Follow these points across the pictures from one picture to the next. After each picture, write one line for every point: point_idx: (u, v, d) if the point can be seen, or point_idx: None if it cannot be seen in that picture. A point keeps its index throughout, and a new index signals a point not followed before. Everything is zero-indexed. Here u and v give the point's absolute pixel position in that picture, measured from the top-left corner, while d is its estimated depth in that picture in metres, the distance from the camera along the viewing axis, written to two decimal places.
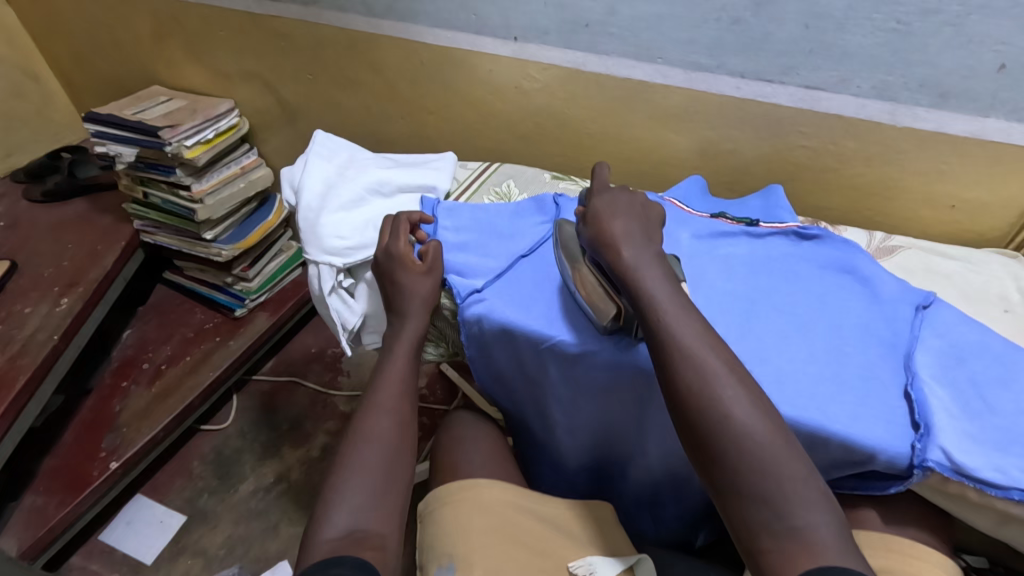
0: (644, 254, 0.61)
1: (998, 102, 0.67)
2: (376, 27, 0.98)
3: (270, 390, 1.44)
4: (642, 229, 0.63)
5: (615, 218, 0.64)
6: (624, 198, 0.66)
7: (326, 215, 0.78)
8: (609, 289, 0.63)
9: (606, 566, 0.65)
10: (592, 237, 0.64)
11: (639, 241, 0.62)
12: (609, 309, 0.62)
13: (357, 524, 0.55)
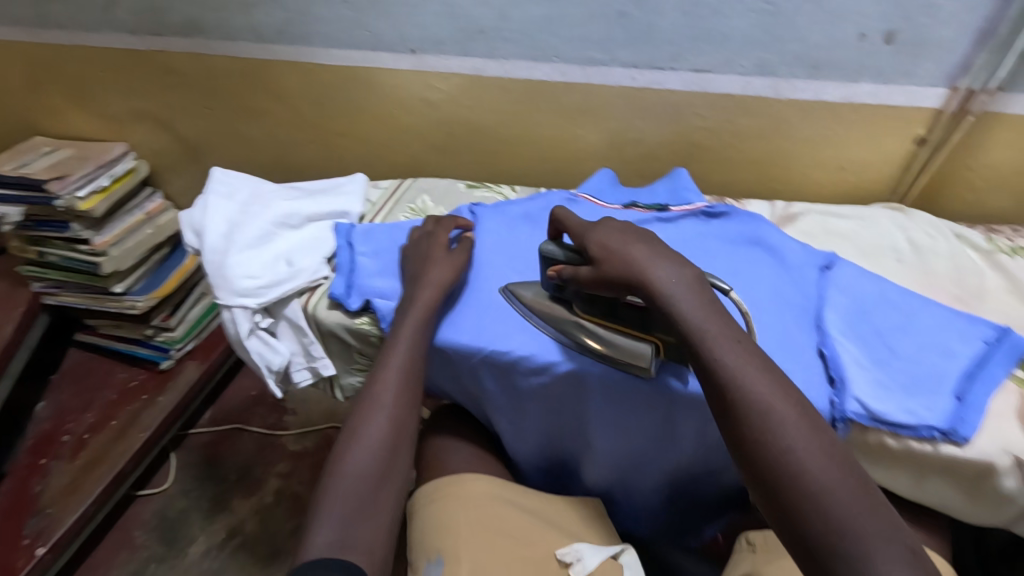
0: (678, 275, 0.54)
1: (865, 68, 0.72)
2: (268, 53, 0.95)
3: (211, 441, 1.36)
4: (661, 246, 0.57)
5: (631, 245, 0.56)
6: (618, 227, 0.58)
7: (233, 256, 0.74)
8: (633, 330, 0.59)
9: (595, 554, 0.62)
10: (611, 273, 0.56)
11: (668, 263, 0.55)
12: (643, 348, 0.59)
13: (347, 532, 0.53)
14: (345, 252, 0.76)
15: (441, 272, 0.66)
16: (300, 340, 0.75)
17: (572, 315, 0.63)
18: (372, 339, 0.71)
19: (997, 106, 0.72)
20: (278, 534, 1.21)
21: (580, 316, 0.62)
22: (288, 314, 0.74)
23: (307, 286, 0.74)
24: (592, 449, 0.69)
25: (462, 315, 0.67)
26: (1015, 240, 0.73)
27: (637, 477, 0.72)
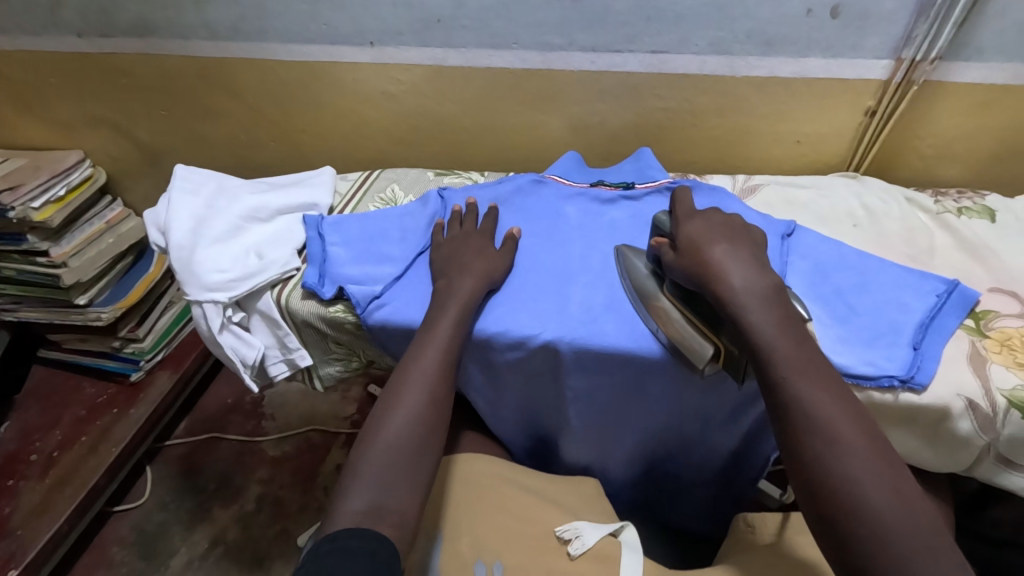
0: (754, 282, 0.55)
1: (813, 42, 0.75)
2: (225, 50, 0.94)
3: (188, 452, 1.33)
4: (746, 253, 0.58)
5: (714, 244, 0.58)
6: (716, 223, 0.60)
7: (201, 251, 0.73)
8: (703, 325, 0.58)
9: (593, 531, 0.60)
10: (686, 269, 0.58)
11: (747, 270, 0.56)
12: (707, 351, 0.57)
13: (377, 500, 0.52)
14: (316, 243, 0.76)
15: (479, 263, 0.67)
16: (275, 333, 0.75)
17: (658, 290, 0.63)
18: (347, 326, 0.71)
19: (938, 74, 0.75)
20: (262, 540, 1.19)
21: (666, 294, 0.62)
22: (261, 307, 0.73)
23: (279, 278, 0.73)
24: (570, 422, 0.70)
25: (508, 297, 0.67)
26: (961, 200, 0.76)
27: (615, 449, 0.73)
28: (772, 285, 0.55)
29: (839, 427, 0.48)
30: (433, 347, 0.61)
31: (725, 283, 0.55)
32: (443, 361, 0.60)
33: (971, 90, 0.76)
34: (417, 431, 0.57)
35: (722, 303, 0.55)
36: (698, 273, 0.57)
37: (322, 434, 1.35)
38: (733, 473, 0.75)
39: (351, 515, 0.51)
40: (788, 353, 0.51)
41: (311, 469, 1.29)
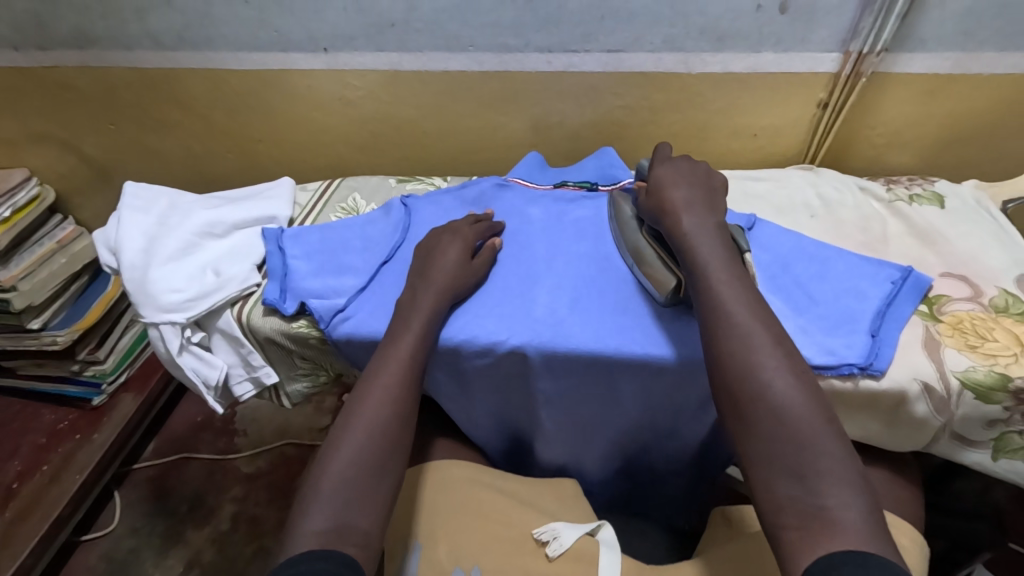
0: (704, 221, 0.59)
1: (764, 37, 0.76)
2: (172, 60, 0.91)
3: (158, 474, 1.30)
4: (702, 196, 0.62)
5: (677, 187, 0.63)
6: (686, 167, 0.65)
7: (154, 271, 0.71)
8: (666, 258, 0.63)
9: (571, 531, 0.59)
10: (651, 205, 0.63)
11: (699, 210, 0.60)
12: (669, 280, 0.62)
13: (338, 518, 0.51)
14: (276, 257, 0.74)
15: (456, 263, 0.66)
16: (238, 351, 0.73)
17: (637, 234, 0.68)
18: (312, 342, 0.70)
19: (885, 65, 0.77)
20: (239, 559, 1.16)
21: (643, 236, 0.67)
22: (221, 326, 0.71)
23: (240, 295, 0.71)
24: (541, 425, 0.70)
25: (473, 305, 0.66)
26: (912, 187, 0.79)
27: (588, 449, 0.74)
28: (729, 262, 0.56)
29: (786, 397, 0.47)
30: (394, 361, 0.59)
31: (675, 216, 0.60)
32: (408, 374, 0.59)
33: (917, 80, 0.78)
34: (373, 445, 0.55)
35: (672, 233, 0.59)
36: (656, 209, 0.62)
37: (297, 447, 1.32)
38: (707, 462, 0.75)
39: (310, 535, 0.50)
40: (742, 324, 0.51)
41: (287, 484, 1.27)
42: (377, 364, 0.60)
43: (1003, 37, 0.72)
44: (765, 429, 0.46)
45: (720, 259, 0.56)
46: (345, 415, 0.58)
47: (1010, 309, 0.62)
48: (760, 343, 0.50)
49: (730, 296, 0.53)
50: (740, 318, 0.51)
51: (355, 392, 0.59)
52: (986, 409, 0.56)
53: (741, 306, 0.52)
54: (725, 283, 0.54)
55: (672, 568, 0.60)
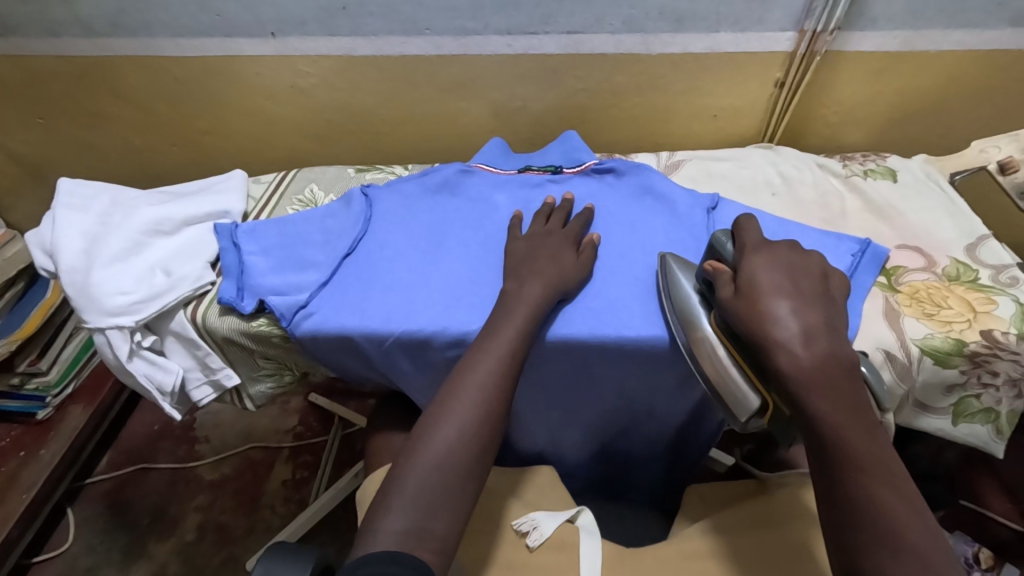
0: (828, 352, 0.47)
1: (721, 17, 0.76)
2: (106, 48, 0.85)
3: (114, 487, 1.23)
4: (819, 313, 0.49)
5: (777, 294, 0.50)
6: (788, 264, 0.52)
7: (98, 273, 0.66)
8: (750, 373, 0.50)
9: (551, 519, 0.59)
10: (740, 310, 0.50)
11: (819, 332, 0.47)
12: (752, 401, 0.50)
13: (418, 522, 0.47)
14: (231, 254, 0.71)
15: (552, 264, 0.62)
16: (194, 354, 0.69)
17: (705, 321, 0.55)
18: (274, 340, 0.67)
19: (838, 44, 0.79)
20: (207, 569, 1.12)
21: (712, 324, 0.54)
22: (175, 328, 0.68)
23: (193, 295, 0.68)
24: (518, 412, 0.70)
25: (442, 295, 0.65)
26: (866, 163, 0.80)
27: (567, 433, 0.73)
28: (870, 436, 0.44)
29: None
30: (490, 358, 0.55)
31: (788, 351, 0.46)
32: (502, 373, 0.54)
33: (867, 58, 0.80)
34: (459, 455, 0.51)
35: (784, 374, 0.46)
36: (749, 318, 0.49)
37: (263, 451, 1.27)
38: (684, 441, 0.75)
39: (388, 535, 0.47)
40: (906, 542, 0.39)
41: (253, 490, 1.22)
42: (471, 357, 0.56)
43: (946, 16, 0.74)
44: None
45: (864, 436, 0.43)
46: (432, 412, 0.53)
47: (962, 277, 0.65)
48: (925, 571, 0.38)
49: (886, 496, 0.41)
50: (902, 533, 0.40)
51: (449, 382, 0.55)
52: (944, 374, 0.58)
53: (896, 509, 0.41)
54: (875, 474, 0.42)
55: (652, 549, 0.60)
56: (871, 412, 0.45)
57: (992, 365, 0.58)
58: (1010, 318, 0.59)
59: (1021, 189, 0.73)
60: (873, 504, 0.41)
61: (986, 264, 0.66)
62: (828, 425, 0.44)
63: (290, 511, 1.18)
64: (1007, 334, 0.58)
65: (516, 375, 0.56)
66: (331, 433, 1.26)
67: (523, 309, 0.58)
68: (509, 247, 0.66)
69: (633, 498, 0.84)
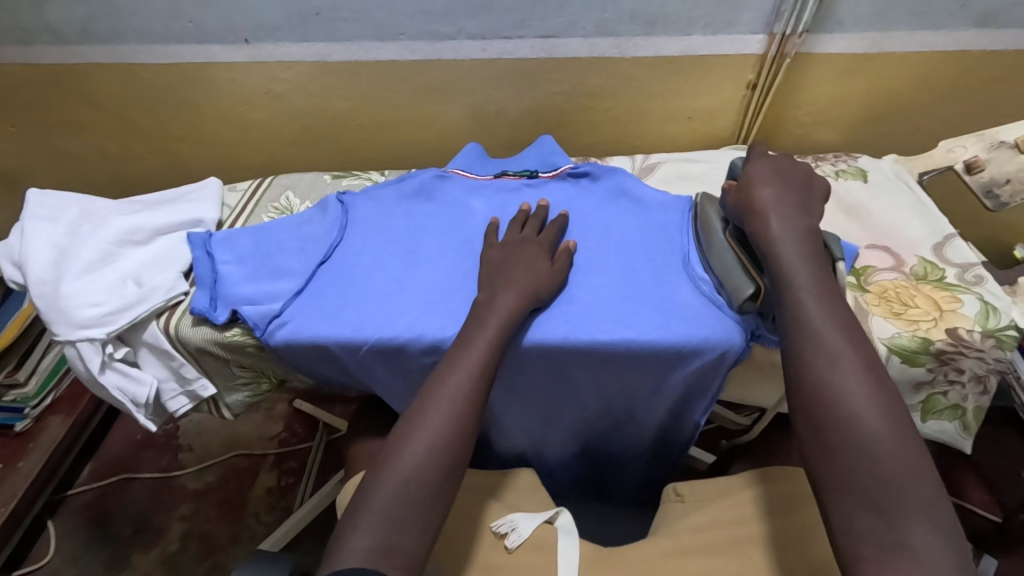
0: (797, 225, 0.57)
1: (693, 20, 0.76)
2: (78, 55, 0.84)
3: (96, 498, 1.22)
4: (795, 198, 0.59)
5: (766, 186, 0.60)
6: (782, 168, 0.62)
7: (67, 285, 0.66)
8: (749, 265, 0.60)
9: (529, 520, 0.60)
10: (735, 200, 0.60)
11: (791, 213, 0.58)
12: (746, 287, 0.59)
13: (385, 539, 0.48)
14: (205, 263, 0.70)
15: (525, 271, 0.62)
16: (168, 365, 0.69)
17: (717, 228, 0.64)
18: (249, 350, 0.66)
19: (808, 46, 0.80)
20: None
21: (724, 236, 0.63)
22: (148, 340, 0.67)
23: (166, 305, 0.67)
24: (496, 416, 0.70)
25: (417, 302, 0.65)
26: (838, 163, 0.81)
27: (546, 436, 0.74)
28: (820, 277, 0.54)
29: (874, 430, 0.45)
30: (462, 372, 0.55)
31: (765, 220, 0.57)
32: (473, 388, 0.54)
33: (838, 59, 0.81)
34: (429, 470, 0.51)
35: (760, 233, 0.57)
36: (740, 203, 0.59)
37: (248, 458, 1.27)
38: (664, 440, 0.76)
39: (354, 552, 0.47)
40: (834, 347, 0.49)
41: (237, 498, 1.21)
42: (444, 370, 0.55)
43: (912, 17, 0.75)
44: (847, 454, 0.45)
45: (814, 275, 0.53)
46: (404, 426, 0.53)
47: (929, 276, 0.66)
48: (847, 367, 0.48)
49: (823, 317, 0.51)
50: (832, 342, 0.50)
51: (421, 396, 0.55)
52: (913, 372, 0.59)
53: (830, 327, 0.51)
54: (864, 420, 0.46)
55: (630, 548, 0.60)
56: (829, 266, 0.56)
57: (957, 362, 0.59)
58: (975, 316, 0.60)
59: (986, 188, 0.74)
60: (812, 320, 0.51)
61: (953, 262, 0.67)
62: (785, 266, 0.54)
63: (276, 519, 1.18)
64: (972, 332, 0.59)
65: (488, 388, 0.56)
66: (315, 439, 1.25)
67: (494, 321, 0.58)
68: (483, 253, 0.66)
69: (615, 499, 0.85)
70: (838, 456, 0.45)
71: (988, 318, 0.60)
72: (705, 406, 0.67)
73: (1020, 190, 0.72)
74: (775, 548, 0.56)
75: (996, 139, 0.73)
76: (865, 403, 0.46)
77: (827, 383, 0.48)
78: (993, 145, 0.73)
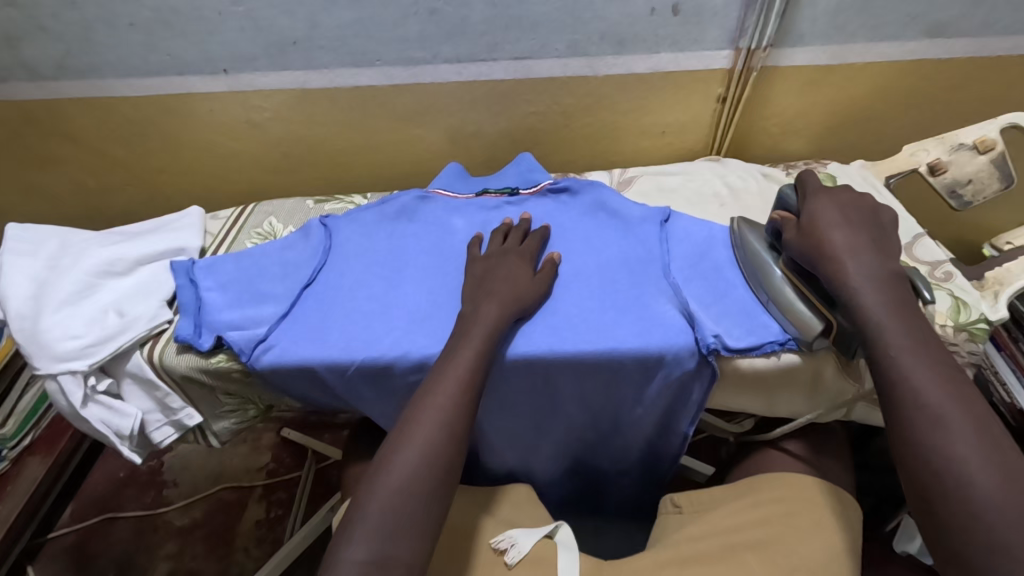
0: (873, 270, 0.55)
1: (661, 39, 0.79)
2: (56, 91, 0.84)
3: (78, 540, 1.19)
4: (864, 240, 0.58)
5: (836, 229, 0.59)
6: (846, 202, 0.61)
7: (48, 319, 0.65)
8: (818, 301, 0.59)
9: (528, 536, 0.59)
10: (804, 246, 0.59)
11: (866, 258, 0.56)
12: (816, 325, 0.59)
13: (382, 549, 0.47)
14: (187, 290, 0.70)
15: (509, 286, 0.63)
16: (152, 395, 0.68)
17: (772, 263, 0.63)
18: (234, 376, 0.66)
19: (772, 60, 0.82)
20: None
21: (783, 269, 0.62)
22: (130, 370, 0.66)
23: (149, 335, 0.67)
24: (483, 433, 0.70)
25: (403, 320, 0.65)
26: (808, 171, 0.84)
27: (537, 452, 0.73)
28: (912, 326, 0.52)
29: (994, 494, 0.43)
30: (450, 379, 0.55)
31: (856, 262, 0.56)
32: (463, 394, 0.55)
33: (802, 72, 0.84)
34: (424, 474, 0.51)
35: (837, 282, 0.56)
36: (815, 253, 0.58)
37: (235, 491, 1.24)
38: (653, 455, 0.75)
39: (349, 565, 0.46)
40: (934, 404, 0.48)
41: (224, 533, 1.18)
42: (433, 377, 0.56)
43: (870, 29, 0.79)
44: (971, 518, 0.43)
45: (903, 324, 0.52)
46: (396, 433, 0.53)
47: None
48: (958, 426, 0.46)
49: (920, 372, 0.49)
50: (933, 398, 0.48)
51: (412, 404, 0.55)
52: None
53: (931, 381, 0.49)
54: (937, 424, 0.47)
55: (628, 561, 0.60)
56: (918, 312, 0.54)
57: None
58: (946, 312, 0.62)
59: (950, 188, 0.77)
60: (914, 384, 0.49)
61: (922, 261, 0.69)
62: (874, 321, 0.52)
63: (265, 553, 1.15)
64: (944, 326, 0.61)
65: (478, 394, 0.56)
66: (304, 469, 1.23)
67: (481, 329, 0.59)
68: (467, 271, 0.67)
69: (611, 514, 0.84)
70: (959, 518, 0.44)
71: (959, 312, 0.62)
72: (691, 416, 0.67)
73: (981, 189, 0.76)
74: (777, 552, 0.56)
75: (955, 142, 0.76)
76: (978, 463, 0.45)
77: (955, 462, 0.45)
78: (953, 147, 0.76)
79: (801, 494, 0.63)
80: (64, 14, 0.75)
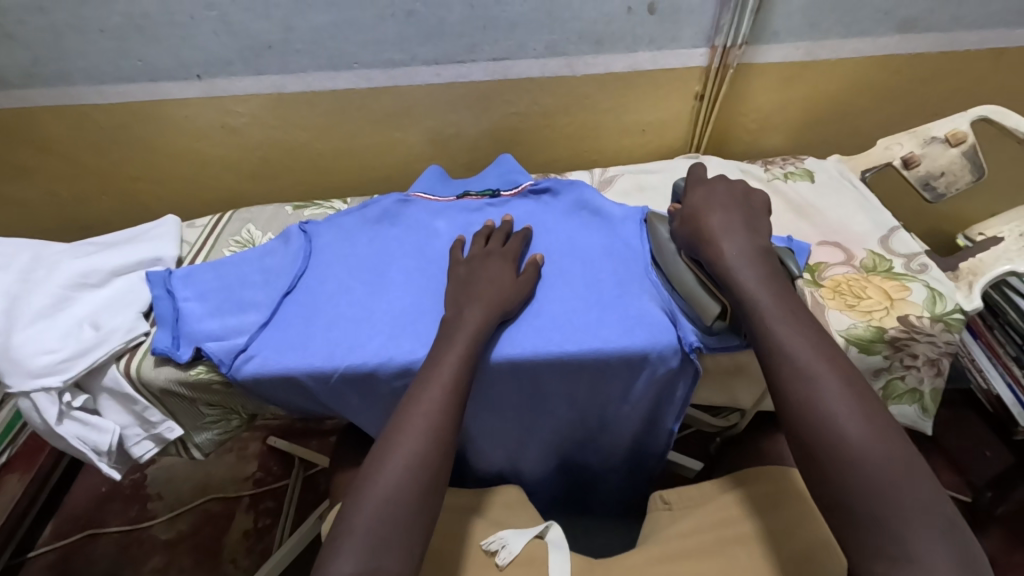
0: (746, 247, 0.59)
1: (638, 38, 0.79)
2: (26, 99, 0.82)
3: (60, 558, 1.16)
4: (739, 222, 0.62)
5: (712, 213, 0.62)
6: (722, 192, 0.65)
7: (18, 335, 0.63)
8: (710, 284, 0.60)
9: (519, 537, 0.59)
10: (687, 233, 0.62)
11: (738, 237, 0.60)
12: (712, 308, 0.59)
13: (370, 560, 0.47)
14: (165, 301, 0.69)
15: (491, 288, 0.63)
16: (131, 409, 0.67)
17: (672, 253, 0.65)
18: (215, 387, 0.65)
19: (748, 57, 0.83)
20: None
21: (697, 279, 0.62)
22: (107, 384, 0.65)
23: (125, 347, 0.66)
24: (471, 435, 0.69)
25: (385, 325, 0.64)
26: (786, 166, 0.85)
27: (526, 452, 0.73)
28: (780, 297, 0.55)
29: (861, 443, 0.46)
30: (436, 388, 0.55)
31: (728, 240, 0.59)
32: (447, 402, 0.54)
33: (777, 68, 0.85)
34: (410, 481, 0.50)
35: (717, 260, 0.58)
36: (693, 239, 0.61)
37: (222, 502, 1.22)
38: (640, 452, 0.76)
39: None
40: (806, 367, 0.50)
41: (211, 544, 1.17)
42: (418, 387, 0.55)
43: (843, 26, 0.80)
44: (838, 456, 0.46)
45: (773, 297, 0.55)
46: (382, 444, 0.53)
47: (878, 268, 0.69)
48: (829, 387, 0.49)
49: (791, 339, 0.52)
50: (804, 361, 0.50)
51: (397, 413, 0.54)
52: (870, 360, 0.62)
53: (804, 347, 0.51)
54: (810, 385, 0.49)
55: (620, 559, 0.60)
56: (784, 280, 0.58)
57: (911, 348, 0.62)
58: (922, 303, 0.63)
59: (924, 181, 0.78)
60: (788, 350, 0.51)
61: (898, 254, 0.70)
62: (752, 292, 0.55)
63: (254, 563, 1.13)
64: (921, 318, 0.62)
65: (463, 401, 0.56)
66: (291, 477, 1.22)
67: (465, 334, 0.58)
68: (450, 273, 0.67)
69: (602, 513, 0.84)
70: (832, 483, 0.46)
71: (935, 303, 0.63)
72: (677, 413, 0.68)
73: (954, 181, 0.77)
74: (764, 545, 0.57)
75: (928, 135, 0.78)
76: (847, 418, 0.47)
77: (831, 424, 0.47)
78: (926, 141, 0.78)
79: (777, 487, 0.62)
80: (31, 21, 0.73)
